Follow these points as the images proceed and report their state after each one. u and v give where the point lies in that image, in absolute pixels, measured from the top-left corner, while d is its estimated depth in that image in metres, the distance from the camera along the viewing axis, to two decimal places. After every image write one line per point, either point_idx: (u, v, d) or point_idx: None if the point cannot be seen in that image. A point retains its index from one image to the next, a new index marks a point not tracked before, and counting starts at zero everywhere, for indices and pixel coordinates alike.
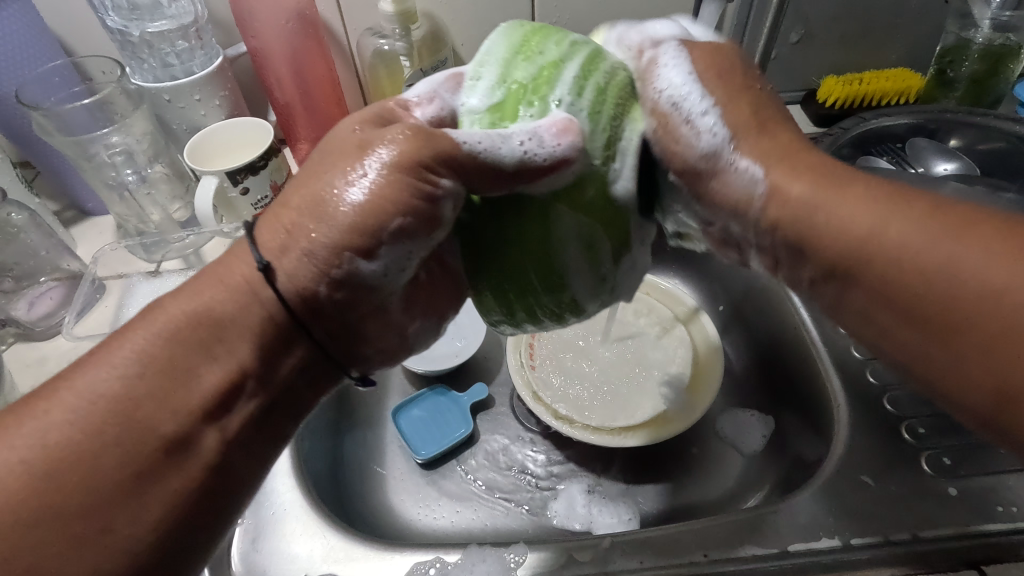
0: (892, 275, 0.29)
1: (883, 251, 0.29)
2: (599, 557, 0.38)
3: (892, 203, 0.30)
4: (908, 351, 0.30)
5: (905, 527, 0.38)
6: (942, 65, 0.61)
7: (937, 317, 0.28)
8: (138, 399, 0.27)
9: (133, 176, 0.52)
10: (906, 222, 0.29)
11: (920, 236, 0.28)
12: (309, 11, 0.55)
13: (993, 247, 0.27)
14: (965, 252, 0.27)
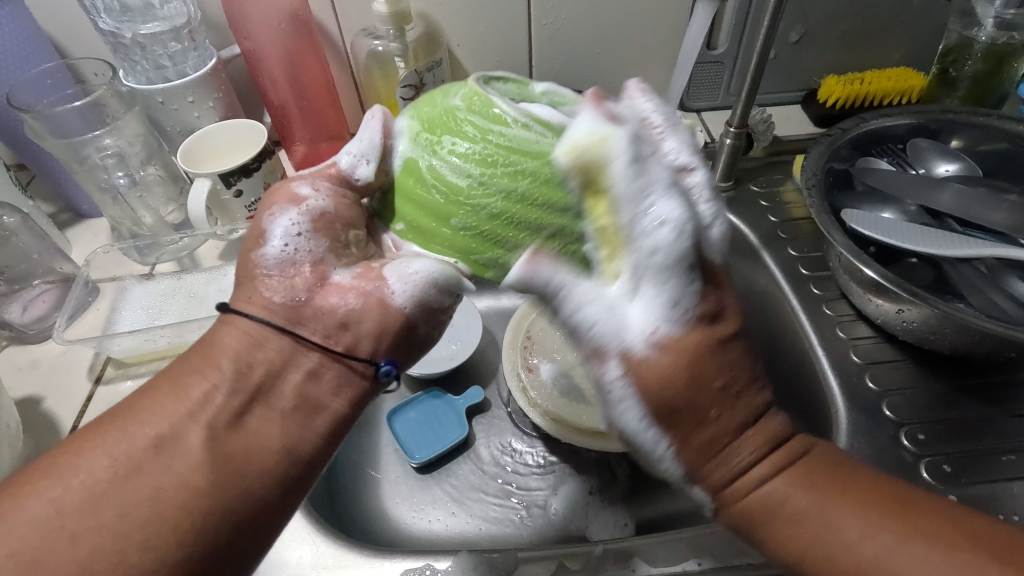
0: (811, 543, 0.27)
1: (762, 501, 0.28)
2: (590, 565, 0.38)
3: (817, 489, 0.28)
4: (779, 554, 0.28)
5: None
6: (944, 65, 0.60)
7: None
8: (163, 414, 0.28)
9: (124, 178, 0.52)
10: (848, 517, 0.27)
11: (851, 522, 0.27)
12: (302, 12, 0.55)
13: (880, 524, 0.27)
14: (895, 539, 0.26)
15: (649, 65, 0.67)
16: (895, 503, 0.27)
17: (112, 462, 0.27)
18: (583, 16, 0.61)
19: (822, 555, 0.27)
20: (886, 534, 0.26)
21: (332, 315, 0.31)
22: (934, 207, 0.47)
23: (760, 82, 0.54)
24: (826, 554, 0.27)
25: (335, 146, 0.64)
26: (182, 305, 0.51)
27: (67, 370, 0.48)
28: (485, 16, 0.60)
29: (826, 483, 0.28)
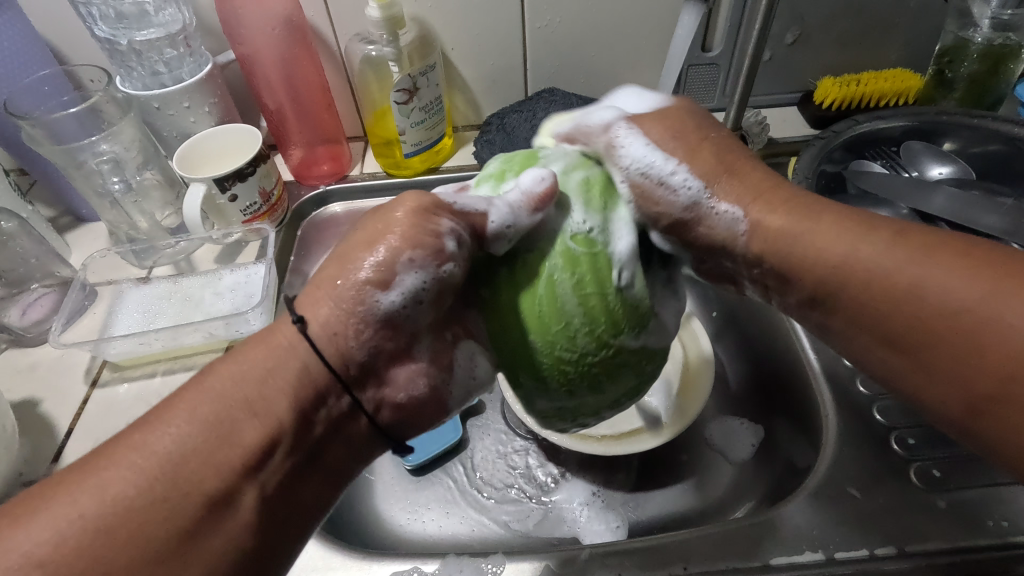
0: (893, 288, 0.30)
1: (860, 266, 0.31)
2: (577, 567, 0.38)
3: (915, 243, 0.30)
4: (889, 322, 0.30)
5: (891, 541, 0.38)
6: (941, 66, 0.60)
7: (994, 389, 0.27)
8: (191, 450, 0.26)
9: (120, 184, 0.52)
10: (931, 261, 0.29)
11: (945, 285, 0.28)
12: (297, 17, 0.55)
13: (972, 275, 0.28)
14: (965, 277, 0.28)
15: (644, 67, 0.67)
16: (967, 257, 0.29)
17: (137, 506, 0.24)
18: (577, 19, 0.61)
19: (913, 312, 0.29)
20: (960, 275, 0.28)
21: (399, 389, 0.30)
22: (925, 210, 0.47)
23: (753, 85, 0.54)
24: (965, 329, 0.28)
25: (331, 150, 0.65)
26: (177, 308, 0.51)
27: (64, 373, 0.48)
28: (478, 19, 0.60)
29: (887, 288, 0.30)
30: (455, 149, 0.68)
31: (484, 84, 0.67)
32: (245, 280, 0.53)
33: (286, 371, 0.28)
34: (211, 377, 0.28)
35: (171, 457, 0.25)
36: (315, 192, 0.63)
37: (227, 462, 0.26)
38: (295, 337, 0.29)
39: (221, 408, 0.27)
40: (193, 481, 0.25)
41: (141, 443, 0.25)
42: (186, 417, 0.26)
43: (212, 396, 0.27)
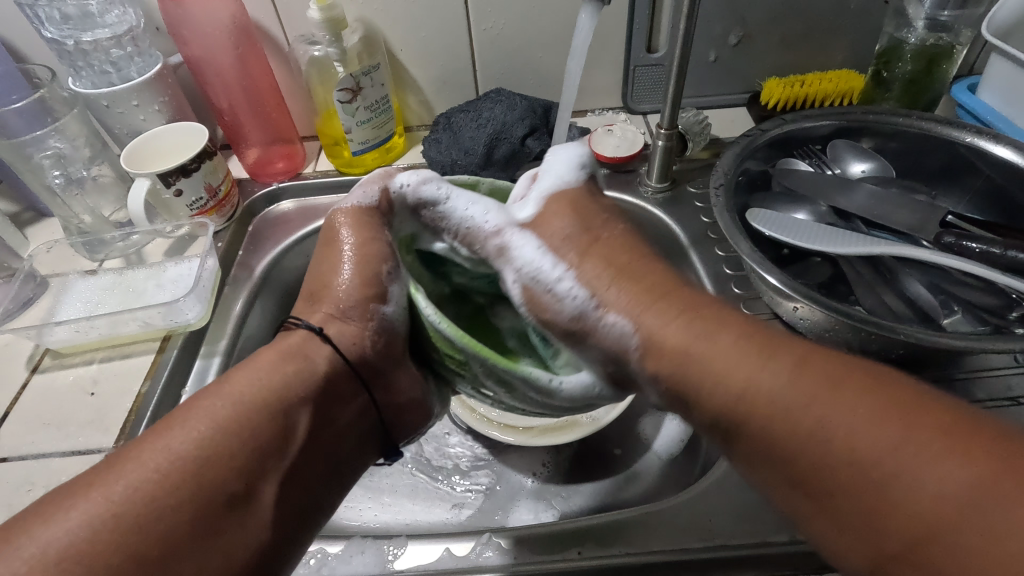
0: (821, 441, 0.27)
1: (765, 402, 0.29)
2: (475, 552, 0.39)
3: (797, 366, 0.29)
4: (820, 457, 0.27)
5: (784, 529, 0.38)
6: (879, 66, 0.60)
7: (913, 543, 0.25)
8: (192, 447, 0.32)
9: (61, 177, 0.54)
10: (891, 431, 0.26)
11: (932, 466, 0.25)
12: (243, 19, 0.57)
13: (944, 451, 0.25)
14: (915, 442, 0.26)
15: (592, 68, 0.68)
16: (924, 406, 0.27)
17: (172, 484, 0.30)
18: (521, 21, 0.63)
19: (806, 458, 0.28)
20: (950, 460, 0.25)
21: (391, 385, 0.39)
22: (843, 207, 0.48)
23: (684, 84, 0.55)
24: (841, 479, 0.27)
25: (285, 149, 0.67)
26: (120, 299, 0.53)
27: (8, 360, 0.50)
28: (424, 21, 0.62)
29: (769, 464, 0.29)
30: (407, 148, 0.70)
31: (434, 85, 0.68)
32: (188, 272, 0.55)
33: (297, 374, 0.36)
34: (212, 395, 0.34)
35: (191, 455, 0.31)
36: (266, 190, 0.65)
37: (229, 454, 0.32)
38: (306, 341, 0.38)
39: (230, 412, 0.33)
40: (195, 473, 0.31)
41: (164, 446, 0.31)
42: (210, 418, 0.33)
43: (215, 407, 0.33)
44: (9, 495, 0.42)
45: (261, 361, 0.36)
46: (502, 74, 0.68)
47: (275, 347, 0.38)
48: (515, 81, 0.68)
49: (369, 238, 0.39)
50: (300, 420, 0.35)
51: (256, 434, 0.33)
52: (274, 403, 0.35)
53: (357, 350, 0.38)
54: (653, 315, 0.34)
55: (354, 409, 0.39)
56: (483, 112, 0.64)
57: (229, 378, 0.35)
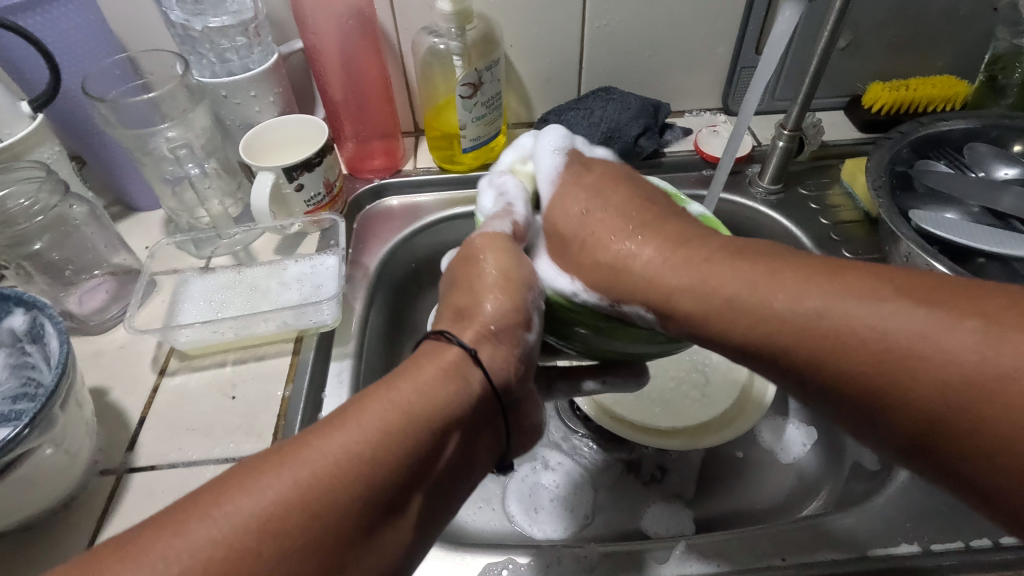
0: (740, 312, 0.30)
1: (764, 311, 0.29)
2: (675, 560, 0.38)
3: (799, 272, 0.29)
4: (820, 366, 0.27)
5: (985, 534, 0.38)
6: (992, 73, 0.61)
7: (836, 356, 0.27)
8: (361, 458, 0.26)
9: (196, 168, 0.52)
10: (811, 293, 0.28)
11: (867, 304, 0.26)
12: (367, 10, 0.55)
13: (822, 279, 0.28)
14: (856, 296, 0.27)
15: (697, 70, 0.68)
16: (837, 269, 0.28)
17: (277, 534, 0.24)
18: (636, 19, 0.62)
19: (740, 309, 0.30)
20: (889, 300, 0.26)
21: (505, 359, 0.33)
22: (996, 209, 0.48)
23: (818, 86, 0.55)
24: (873, 352, 0.26)
25: (386, 145, 0.64)
26: (244, 298, 0.50)
27: (131, 362, 0.47)
28: (541, 17, 0.61)
29: (762, 261, 0.30)
30: (507, 146, 0.69)
31: (538, 82, 0.67)
32: (313, 270, 0.52)
33: (458, 396, 0.31)
34: (391, 393, 0.29)
35: (360, 463, 0.26)
36: (371, 185, 0.64)
37: (349, 504, 0.26)
38: (462, 358, 0.32)
39: (392, 417, 0.28)
40: (301, 534, 0.24)
41: (343, 439, 0.27)
42: (384, 410, 0.28)
43: (344, 446, 0.27)
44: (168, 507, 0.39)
45: (422, 369, 0.31)
46: (607, 73, 0.67)
47: (430, 358, 0.32)
48: (620, 78, 0.67)
49: (512, 263, 0.36)
50: (444, 450, 0.30)
51: (379, 491, 0.27)
52: (410, 467, 0.28)
53: (506, 376, 0.33)
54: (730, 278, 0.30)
55: (485, 441, 0.33)
56: (594, 110, 0.63)
57: (389, 385, 0.30)
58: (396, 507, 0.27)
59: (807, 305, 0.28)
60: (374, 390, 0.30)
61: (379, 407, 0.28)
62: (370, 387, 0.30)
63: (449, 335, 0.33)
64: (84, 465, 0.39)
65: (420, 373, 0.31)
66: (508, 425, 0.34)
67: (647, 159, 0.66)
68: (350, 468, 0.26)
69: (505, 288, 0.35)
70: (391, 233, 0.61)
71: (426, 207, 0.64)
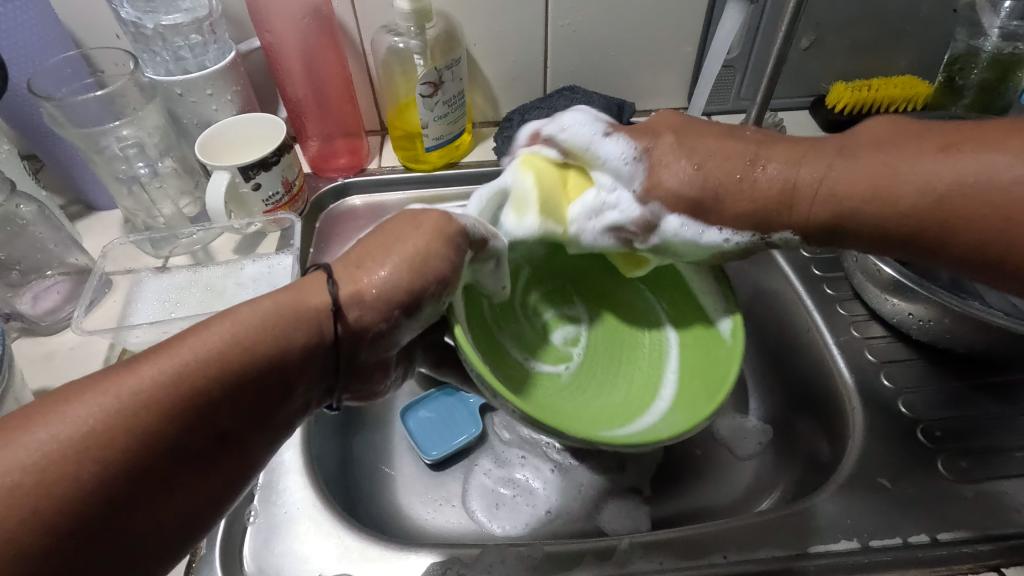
0: (800, 195, 0.35)
1: (840, 188, 0.34)
2: (619, 558, 0.38)
3: (848, 148, 0.35)
4: (906, 227, 0.33)
5: (923, 530, 0.39)
6: (951, 73, 0.62)
7: (929, 206, 0.32)
8: (197, 377, 0.27)
9: (145, 168, 0.52)
10: (875, 152, 0.34)
11: (926, 164, 0.32)
12: (325, 8, 0.54)
13: (883, 151, 0.33)
14: (922, 153, 0.32)
15: (663, 69, 0.68)
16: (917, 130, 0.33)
17: (103, 446, 0.25)
18: (599, 18, 0.62)
19: (825, 188, 0.34)
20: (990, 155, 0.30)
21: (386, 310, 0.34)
22: None
23: (775, 87, 0.55)
24: (947, 198, 0.31)
25: (350, 144, 0.64)
26: (199, 298, 0.50)
27: (81, 363, 0.47)
28: (503, 16, 0.61)
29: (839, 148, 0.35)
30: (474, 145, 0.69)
31: (503, 81, 0.67)
32: (269, 270, 0.52)
33: (303, 343, 0.31)
34: (232, 322, 0.30)
35: (174, 382, 0.27)
36: (334, 184, 0.63)
37: (179, 413, 0.27)
38: (317, 302, 0.32)
39: (232, 349, 0.28)
40: (134, 444, 0.25)
41: (163, 366, 0.27)
42: (229, 338, 0.29)
43: (175, 369, 0.27)
44: None
45: (272, 305, 0.31)
46: (572, 71, 0.67)
47: (288, 295, 0.32)
48: (586, 77, 0.67)
49: (438, 252, 0.34)
50: (289, 386, 0.30)
51: (211, 407, 0.27)
52: (236, 390, 0.28)
53: (364, 336, 0.33)
54: (802, 194, 0.35)
55: (320, 389, 0.33)
56: (558, 109, 0.63)
57: (231, 315, 0.30)
58: (229, 435, 0.28)
59: (887, 200, 0.33)
60: (227, 315, 0.30)
61: (223, 332, 0.29)
62: (213, 315, 0.30)
63: (330, 279, 0.33)
64: None
65: (256, 312, 0.30)
66: (356, 373, 0.34)
67: None
68: (179, 385, 0.27)
69: (406, 262, 0.33)
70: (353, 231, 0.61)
71: (391, 206, 0.64)
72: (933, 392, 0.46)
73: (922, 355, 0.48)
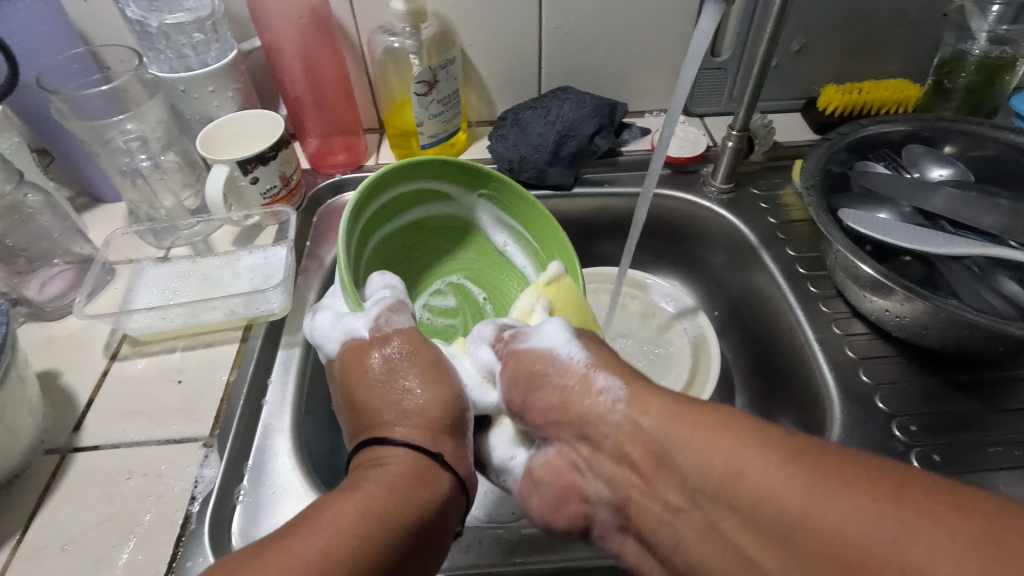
0: (733, 497, 0.28)
1: (693, 466, 0.30)
2: (593, 543, 0.39)
3: (743, 434, 0.29)
4: (781, 510, 0.26)
5: None
6: (939, 77, 0.63)
7: (822, 559, 0.24)
8: (352, 548, 0.29)
9: (147, 160, 0.54)
10: (728, 444, 0.29)
11: (791, 478, 0.26)
12: (322, 8, 0.56)
13: (784, 463, 0.27)
14: (834, 491, 0.25)
15: (656, 70, 0.69)
16: (854, 469, 0.26)
17: None
18: (591, 20, 0.63)
19: (698, 458, 0.30)
20: (830, 493, 0.25)
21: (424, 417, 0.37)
22: (926, 208, 0.49)
23: (762, 89, 0.56)
24: (824, 539, 0.25)
25: (348, 140, 0.66)
26: (197, 287, 0.52)
27: (83, 347, 0.49)
28: (498, 18, 0.62)
29: (721, 496, 0.29)
30: (469, 144, 0.70)
31: (499, 81, 0.68)
32: (265, 261, 0.54)
33: (430, 500, 0.33)
34: (337, 504, 0.31)
35: (349, 559, 0.28)
36: (331, 180, 0.65)
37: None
38: (412, 469, 0.34)
39: (364, 520, 0.30)
40: None
41: (299, 553, 0.28)
42: (361, 518, 0.30)
43: (331, 538, 0.29)
44: (107, 484, 0.41)
45: (371, 488, 0.32)
46: (567, 72, 0.68)
47: (388, 472, 0.34)
48: (580, 78, 0.69)
49: (443, 388, 0.39)
50: (411, 545, 0.31)
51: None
52: (395, 554, 0.30)
53: (464, 472, 0.37)
54: (710, 468, 0.29)
55: (448, 505, 0.35)
56: (551, 109, 0.65)
57: (359, 489, 0.32)
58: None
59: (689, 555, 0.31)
60: (332, 496, 0.32)
61: (335, 514, 0.30)
62: (327, 496, 0.32)
63: (390, 441, 0.36)
64: (28, 443, 0.41)
65: (357, 495, 0.31)
66: (466, 505, 0.37)
67: (603, 157, 0.67)
68: (344, 557, 0.28)
69: (431, 384, 0.39)
70: None
71: None
72: (911, 387, 0.47)
73: (902, 351, 0.49)
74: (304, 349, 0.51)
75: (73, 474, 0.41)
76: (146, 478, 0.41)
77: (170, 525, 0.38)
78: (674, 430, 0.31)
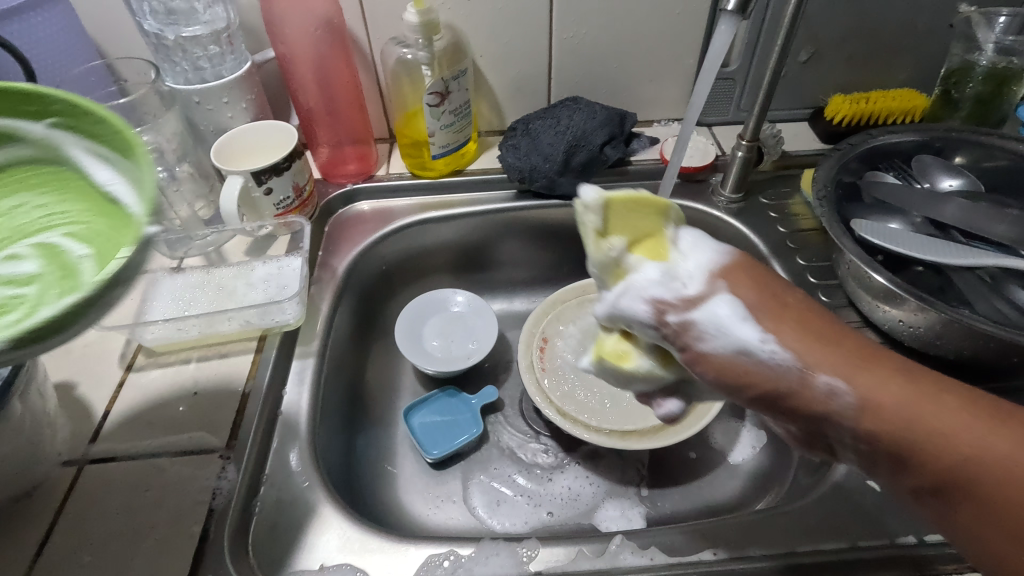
0: (912, 445, 0.30)
1: (898, 421, 0.30)
2: (610, 555, 0.39)
3: (872, 370, 0.31)
4: (942, 455, 0.29)
5: (910, 530, 0.39)
6: (947, 86, 0.63)
7: (940, 473, 0.29)
8: None
9: (164, 172, 0.54)
10: (864, 382, 0.31)
11: (946, 417, 0.29)
12: (336, 20, 0.57)
13: (907, 390, 0.30)
14: (946, 410, 0.29)
15: (665, 80, 0.69)
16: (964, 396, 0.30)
17: None
18: (601, 31, 0.64)
19: (852, 416, 0.31)
20: (967, 414, 0.29)
21: None
22: (938, 219, 0.49)
23: (772, 99, 0.57)
24: (951, 462, 0.29)
25: (359, 150, 0.66)
26: (212, 297, 0.52)
27: (99, 358, 0.49)
28: (509, 29, 0.63)
29: (892, 441, 0.30)
30: (480, 153, 0.70)
31: (509, 91, 0.69)
32: (279, 272, 0.54)
33: None
34: None
35: None
36: (342, 191, 0.65)
37: None
38: None
39: None
40: None
41: None
42: None
43: None
44: (125, 496, 0.41)
45: None
46: (576, 82, 0.69)
47: None
48: (589, 89, 0.69)
49: None
50: None
51: None
52: None
53: None
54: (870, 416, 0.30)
55: None
56: (562, 118, 0.65)
57: None
58: None
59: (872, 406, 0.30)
60: None
61: None
62: None
63: None
64: (46, 454, 0.41)
65: None
66: None
67: (613, 167, 0.68)
68: None
69: None
70: (360, 235, 0.63)
71: (398, 211, 0.65)
72: None
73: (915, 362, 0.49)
74: (318, 360, 0.52)
75: (91, 486, 0.41)
76: (163, 490, 0.41)
77: (188, 538, 0.39)
78: (887, 406, 0.30)
